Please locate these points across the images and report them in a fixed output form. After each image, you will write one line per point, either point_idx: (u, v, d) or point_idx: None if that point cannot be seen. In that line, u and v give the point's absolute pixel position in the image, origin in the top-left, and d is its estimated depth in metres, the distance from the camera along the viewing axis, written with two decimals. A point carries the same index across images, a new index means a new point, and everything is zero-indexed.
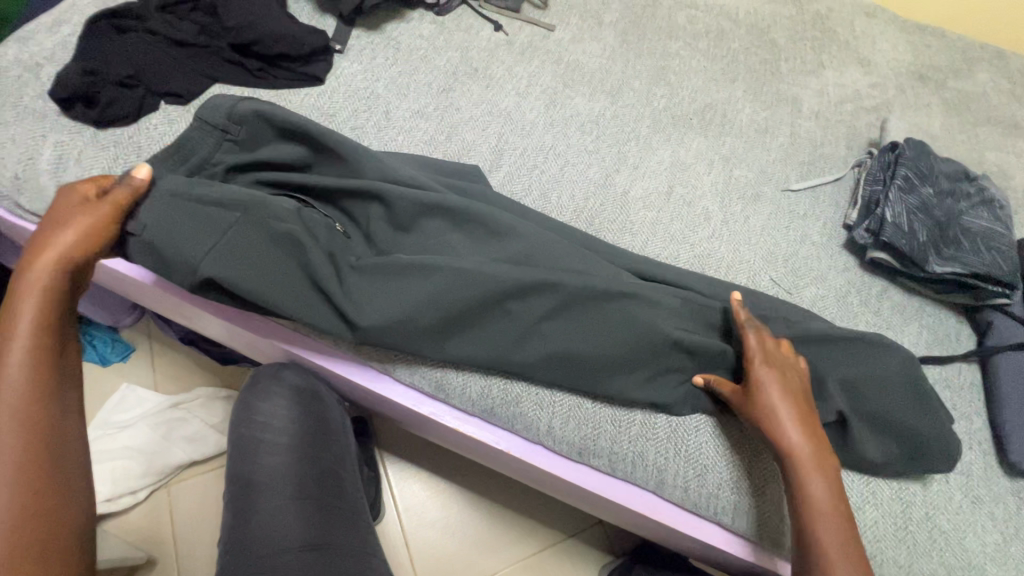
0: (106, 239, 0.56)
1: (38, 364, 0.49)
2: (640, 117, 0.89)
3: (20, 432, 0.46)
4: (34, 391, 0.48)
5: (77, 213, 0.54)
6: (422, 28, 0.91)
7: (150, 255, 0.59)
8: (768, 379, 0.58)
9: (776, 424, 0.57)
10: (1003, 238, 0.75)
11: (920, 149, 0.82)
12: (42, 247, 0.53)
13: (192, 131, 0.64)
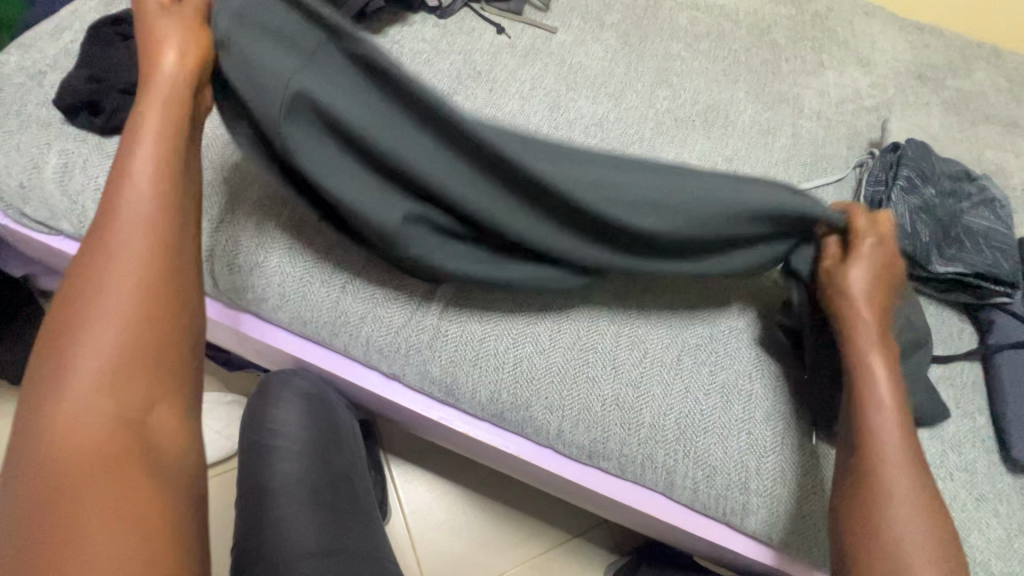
0: (203, 63, 0.55)
1: (145, 245, 0.49)
2: (643, 119, 0.90)
3: (139, 287, 0.48)
4: (163, 219, 0.50)
5: (166, 24, 0.54)
6: (425, 31, 0.91)
7: None
8: (854, 265, 0.57)
9: (852, 301, 0.57)
10: (1005, 237, 0.76)
11: (920, 150, 0.82)
12: (152, 59, 0.53)
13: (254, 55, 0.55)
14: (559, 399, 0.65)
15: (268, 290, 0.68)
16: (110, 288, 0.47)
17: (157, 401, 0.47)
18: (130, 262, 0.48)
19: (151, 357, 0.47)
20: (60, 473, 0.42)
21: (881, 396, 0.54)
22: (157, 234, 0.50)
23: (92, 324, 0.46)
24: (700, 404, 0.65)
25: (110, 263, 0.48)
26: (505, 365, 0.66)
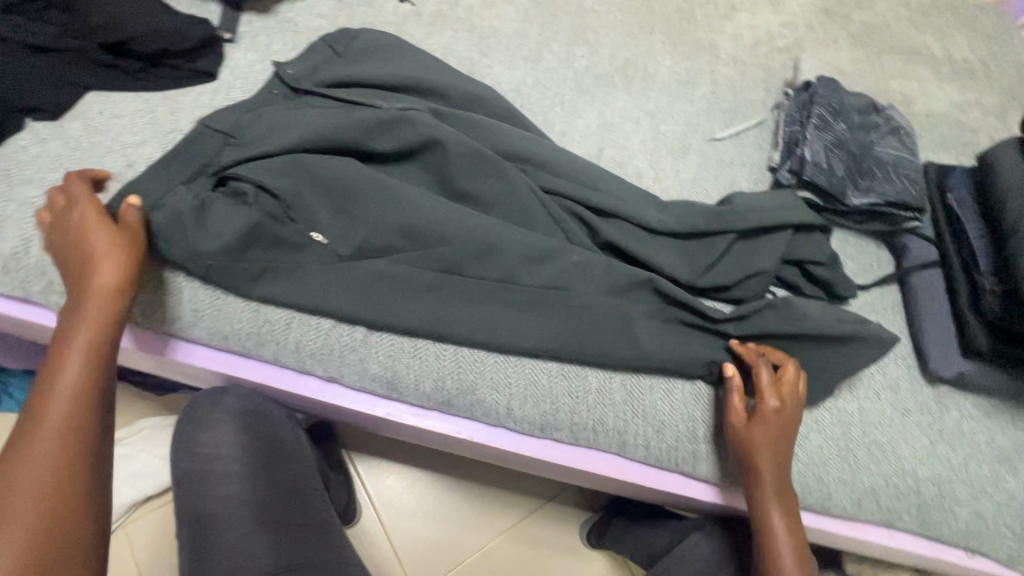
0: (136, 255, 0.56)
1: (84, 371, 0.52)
2: (563, 80, 0.87)
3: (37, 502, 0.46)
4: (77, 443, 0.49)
5: (108, 239, 0.55)
6: (320, 5, 0.84)
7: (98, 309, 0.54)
8: (753, 424, 0.60)
9: (745, 452, 0.60)
10: (912, 164, 0.79)
11: (831, 86, 0.84)
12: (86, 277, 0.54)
13: (201, 139, 0.66)
14: (506, 379, 0.65)
15: (180, 307, 0.62)
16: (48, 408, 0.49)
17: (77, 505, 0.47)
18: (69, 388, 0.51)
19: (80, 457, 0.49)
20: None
21: (783, 547, 0.60)
22: (99, 368, 0.53)
23: (27, 444, 0.48)
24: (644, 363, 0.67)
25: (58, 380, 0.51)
26: (444, 353, 0.65)
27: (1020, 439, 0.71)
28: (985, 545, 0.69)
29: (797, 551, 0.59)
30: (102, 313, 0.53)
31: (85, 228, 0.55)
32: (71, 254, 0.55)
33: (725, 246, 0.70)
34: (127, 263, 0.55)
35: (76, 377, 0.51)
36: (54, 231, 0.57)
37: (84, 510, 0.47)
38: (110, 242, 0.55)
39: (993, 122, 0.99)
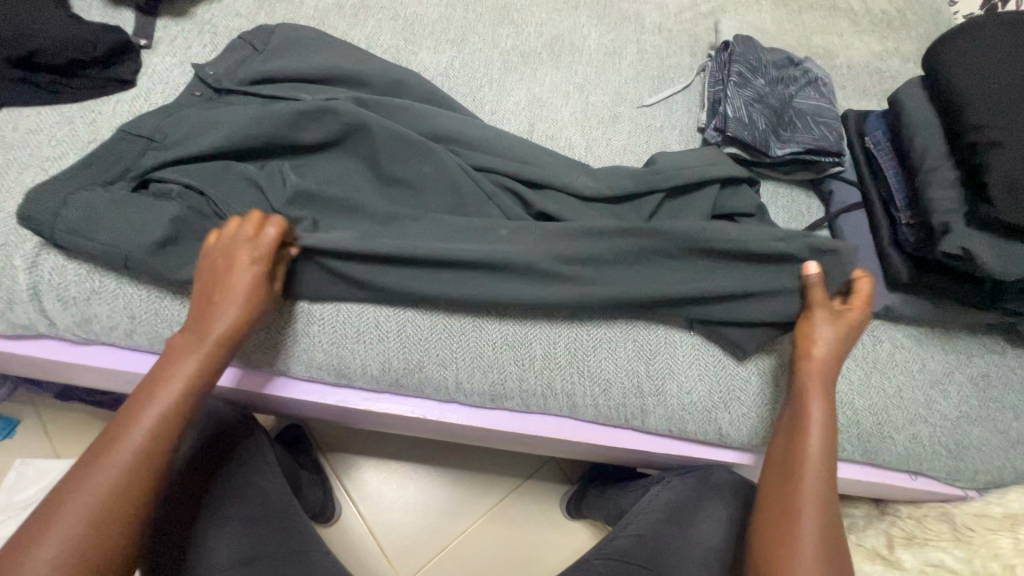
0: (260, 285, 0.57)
1: (179, 400, 0.53)
2: (490, 61, 0.88)
3: (99, 499, 0.47)
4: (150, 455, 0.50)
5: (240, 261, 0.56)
6: (238, 5, 0.83)
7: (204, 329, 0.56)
8: (820, 323, 0.62)
9: (803, 345, 0.62)
10: (829, 112, 0.82)
11: (749, 44, 0.86)
12: (229, 287, 0.56)
13: (118, 145, 0.66)
14: (451, 352, 0.66)
15: (114, 314, 0.62)
16: (145, 420, 0.51)
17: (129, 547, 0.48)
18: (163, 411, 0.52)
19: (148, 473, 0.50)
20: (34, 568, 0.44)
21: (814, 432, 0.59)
22: (189, 400, 0.53)
23: (118, 435, 0.50)
24: (586, 326, 0.68)
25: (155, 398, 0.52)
26: (389, 336, 0.66)
27: (949, 361, 0.75)
28: (923, 464, 0.72)
29: (825, 460, 0.58)
30: (209, 352, 0.55)
31: (242, 266, 0.56)
32: (218, 280, 0.56)
33: (655, 205, 0.72)
34: (251, 290, 0.57)
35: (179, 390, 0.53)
36: (221, 250, 0.57)
37: (131, 521, 0.48)
38: (254, 291, 0.57)
39: (911, 68, 1.03)
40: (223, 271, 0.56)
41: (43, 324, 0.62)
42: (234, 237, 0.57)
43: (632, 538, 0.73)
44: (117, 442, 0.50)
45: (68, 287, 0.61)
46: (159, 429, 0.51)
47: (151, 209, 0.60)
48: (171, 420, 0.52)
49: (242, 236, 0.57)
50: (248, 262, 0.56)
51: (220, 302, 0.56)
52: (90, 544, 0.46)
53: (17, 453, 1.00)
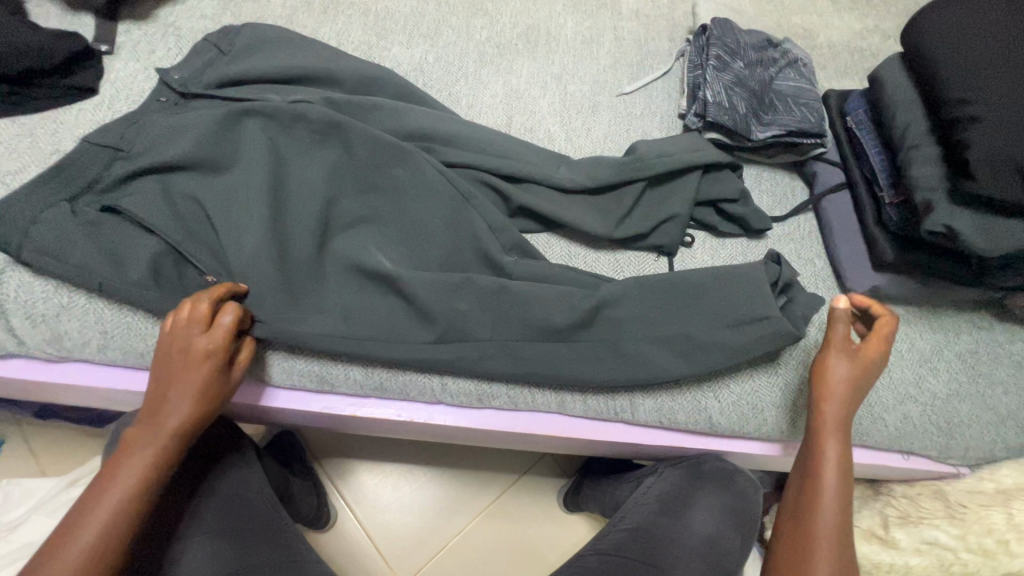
0: (212, 374, 0.55)
1: (127, 498, 0.52)
2: (464, 54, 0.87)
3: None
4: (105, 545, 0.50)
5: (194, 347, 0.54)
6: (202, 6, 0.81)
7: (155, 416, 0.55)
8: (836, 357, 0.60)
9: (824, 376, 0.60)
10: (810, 93, 0.81)
11: (726, 26, 0.85)
12: (183, 374, 0.54)
13: (80, 155, 0.64)
14: None
15: (85, 329, 0.60)
16: (93, 523, 0.51)
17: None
18: (109, 510, 0.51)
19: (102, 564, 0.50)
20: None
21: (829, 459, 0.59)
22: (145, 492, 0.53)
23: (75, 527, 0.51)
24: None
25: (104, 498, 0.52)
26: None
27: (937, 340, 0.74)
28: (915, 444, 0.72)
29: (842, 490, 0.58)
30: (166, 444, 0.54)
31: (195, 353, 0.54)
32: (173, 375, 0.54)
33: (636, 195, 0.71)
34: (206, 379, 0.55)
35: (134, 481, 0.52)
36: (176, 337, 0.54)
37: None
38: (213, 381, 0.55)
39: (891, 45, 1.02)
40: (178, 362, 0.54)
41: (12, 343, 0.60)
42: (184, 325, 0.54)
43: (626, 533, 0.73)
44: (75, 530, 0.50)
45: (36, 304, 0.59)
46: (106, 531, 0.51)
47: (123, 229, 0.60)
48: (119, 522, 0.51)
49: (194, 324, 0.54)
50: (201, 350, 0.54)
51: (175, 388, 0.54)
52: None
53: (2, 474, 0.98)
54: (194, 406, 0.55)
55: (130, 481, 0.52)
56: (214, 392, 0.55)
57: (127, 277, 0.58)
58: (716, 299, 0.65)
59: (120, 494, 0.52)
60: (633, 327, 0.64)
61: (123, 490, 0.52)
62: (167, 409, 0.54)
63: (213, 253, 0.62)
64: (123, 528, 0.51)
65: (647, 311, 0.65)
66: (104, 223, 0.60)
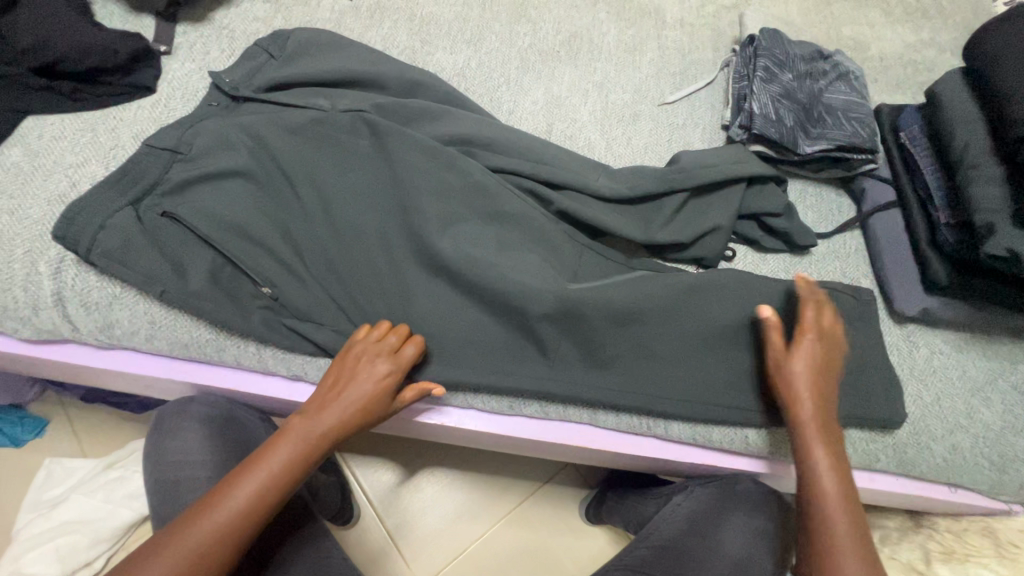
0: (383, 392, 0.59)
1: (264, 498, 0.53)
2: (507, 60, 0.87)
3: (192, 551, 0.49)
4: (242, 524, 0.52)
5: (375, 364, 0.58)
6: (255, 9, 0.84)
7: (313, 412, 0.57)
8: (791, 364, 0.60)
9: (790, 404, 0.59)
10: (862, 108, 0.78)
11: (775, 36, 0.83)
12: (353, 384, 0.58)
13: (138, 155, 0.65)
14: (466, 354, 0.65)
15: (135, 320, 0.62)
16: (205, 531, 0.50)
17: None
18: (233, 517, 0.51)
19: (234, 545, 0.51)
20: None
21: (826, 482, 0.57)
22: (287, 486, 0.55)
23: (222, 496, 0.52)
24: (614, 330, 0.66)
25: (255, 476, 0.54)
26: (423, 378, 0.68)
27: (990, 369, 0.71)
28: (965, 478, 0.68)
29: (846, 512, 0.56)
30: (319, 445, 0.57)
31: (375, 369, 0.58)
32: (346, 380, 0.58)
33: (678, 204, 0.70)
34: (375, 396, 0.58)
35: (282, 469, 0.54)
36: (364, 349, 0.59)
37: None
38: (378, 401, 0.59)
39: (948, 58, 0.98)
40: (352, 378, 0.58)
41: (65, 329, 0.62)
42: (376, 345, 0.60)
43: (652, 550, 0.72)
44: (226, 497, 0.52)
45: (91, 293, 0.62)
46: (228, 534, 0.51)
47: (177, 228, 0.62)
48: (260, 505, 0.53)
49: (385, 348, 0.60)
50: (382, 374, 0.58)
51: (340, 392, 0.58)
52: None
53: (46, 452, 1.02)
54: (354, 417, 0.58)
55: (254, 490, 0.53)
56: (374, 410, 0.59)
57: (186, 280, 0.61)
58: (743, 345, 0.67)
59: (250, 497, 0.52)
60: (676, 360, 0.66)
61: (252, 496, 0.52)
62: (332, 411, 0.57)
63: (260, 253, 0.63)
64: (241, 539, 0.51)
65: (686, 369, 0.66)
66: (163, 224, 0.62)
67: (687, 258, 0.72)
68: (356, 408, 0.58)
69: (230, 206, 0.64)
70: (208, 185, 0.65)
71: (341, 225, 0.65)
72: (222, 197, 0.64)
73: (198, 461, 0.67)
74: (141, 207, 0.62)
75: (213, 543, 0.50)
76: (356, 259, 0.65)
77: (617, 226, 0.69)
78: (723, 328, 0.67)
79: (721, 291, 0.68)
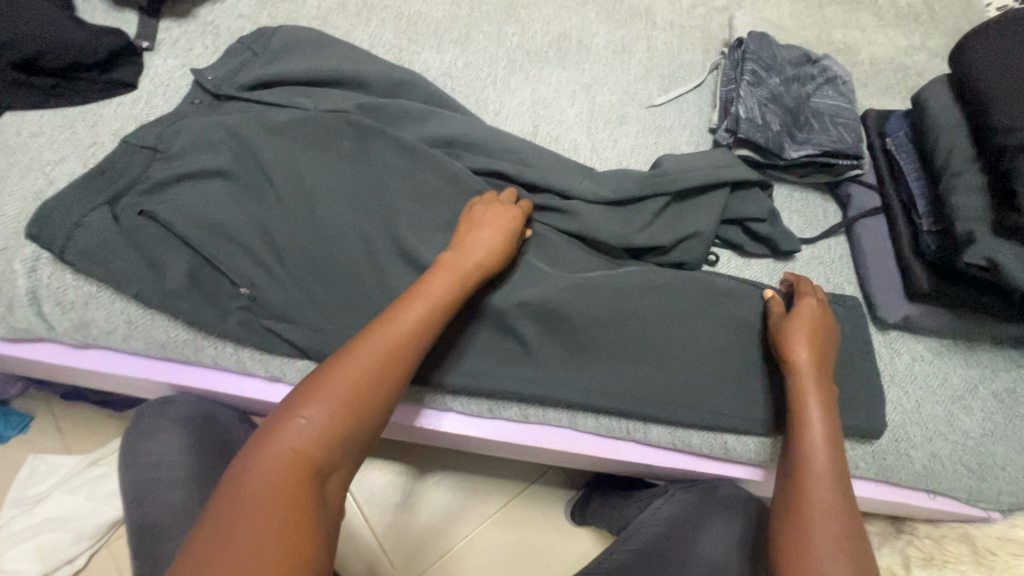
0: (518, 230, 0.63)
1: (428, 321, 0.54)
2: (494, 60, 0.86)
3: (369, 371, 0.49)
4: (411, 343, 0.52)
5: (502, 211, 0.63)
6: (240, 5, 0.83)
7: (461, 247, 0.60)
8: (792, 321, 0.63)
9: (788, 357, 0.61)
10: (848, 113, 0.78)
11: (763, 40, 0.83)
12: (489, 224, 0.62)
13: (117, 153, 0.65)
14: (446, 357, 0.65)
15: (112, 319, 0.62)
16: (388, 344, 0.51)
17: (328, 502, 0.44)
18: (399, 342, 0.51)
19: (406, 365, 0.51)
20: (231, 520, 0.40)
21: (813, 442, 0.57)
22: (448, 311, 0.55)
23: (387, 322, 0.52)
24: (594, 335, 0.66)
25: (414, 303, 0.54)
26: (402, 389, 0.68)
27: (970, 377, 0.71)
28: (944, 485, 0.68)
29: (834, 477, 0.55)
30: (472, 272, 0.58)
31: (507, 213, 0.63)
32: (482, 222, 0.62)
33: (660, 209, 0.70)
34: (509, 235, 0.62)
35: (439, 295, 0.55)
36: (490, 202, 0.64)
37: (374, 410, 0.48)
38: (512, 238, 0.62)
39: (938, 64, 0.98)
40: (486, 221, 0.62)
41: (41, 328, 0.62)
42: (497, 200, 0.65)
43: (632, 553, 0.71)
44: (393, 323, 0.52)
45: (67, 292, 0.61)
46: (398, 352, 0.51)
47: (155, 228, 0.62)
48: (426, 328, 0.53)
49: (506, 200, 0.65)
50: (512, 215, 0.63)
51: (481, 230, 0.61)
52: (344, 417, 0.47)
53: (30, 448, 1.02)
54: (495, 250, 0.60)
55: (418, 317, 0.53)
56: (511, 247, 0.62)
57: (164, 280, 0.60)
58: (723, 355, 0.67)
59: (419, 319, 0.53)
60: (654, 365, 0.66)
61: (418, 318, 0.53)
62: (477, 244, 0.60)
63: (238, 253, 0.63)
64: (413, 358, 0.52)
65: (666, 374, 0.66)
66: (140, 223, 0.62)
67: (670, 263, 0.72)
68: (497, 242, 0.61)
69: (209, 206, 0.63)
70: (187, 184, 0.64)
71: (321, 225, 0.65)
72: (200, 196, 0.64)
73: (175, 462, 0.66)
74: (118, 206, 0.62)
75: (387, 363, 0.50)
76: (335, 259, 0.64)
77: (599, 232, 0.69)
78: (701, 339, 0.68)
79: (694, 303, 0.69)
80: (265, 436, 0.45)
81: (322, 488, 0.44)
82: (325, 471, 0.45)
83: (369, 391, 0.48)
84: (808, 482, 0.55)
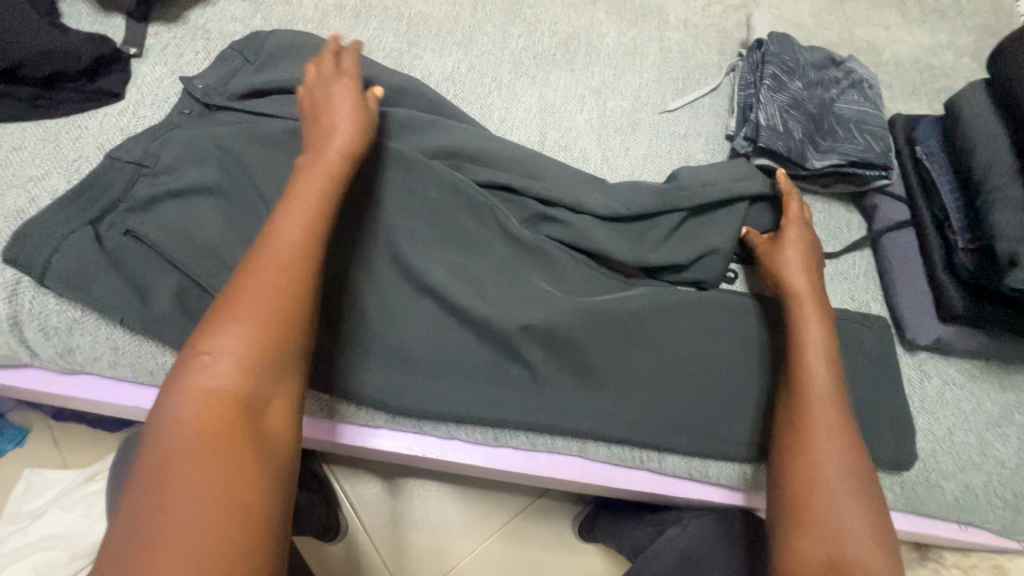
0: (358, 97, 0.58)
1: (312, 227, 0.48)
2: (499, 63, 0.82)
3: (266, 290, 0.44)
4: (305, 250, 0.47)
5: (334, 85, 0.58)
6: (233, 8, 0.79)
7: (312, 139, 0.55)
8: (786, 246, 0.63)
9: (784, 284, 0.61)
10: (875, 120, 0.74)
11: (785, 41, 0.78)
12: (330, 108, 0.56)
13: (101, 168, 0.61)
14: (449, 383, 0.62)
15: (97, 345, 0.59)
16: (276, 259, 0.45)
17: (269, 439, 0.40)
18: (292, 248, 0.46)
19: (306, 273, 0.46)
20: (172, 479, 0.36)
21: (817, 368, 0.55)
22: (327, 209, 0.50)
23: (270, 239, 0.46)
24: (605, 358, 0.63)
25: (293, 209, 0.48)
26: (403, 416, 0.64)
27: (1004, 402, 0.67)
28: (977, 517, 0.64)
29: (837, 404, 0.53)
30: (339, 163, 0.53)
31: (339, 92, 0.57)
32: (321, 107, 0.57)
33: (674, 224, 0.66)
34: (355, 108, 0.57)
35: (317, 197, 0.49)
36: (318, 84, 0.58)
37: (287, 331, 0.43)
38: (359, 111, 0.57)
39: (968, 63, 0.92)
40: (326, 104, 0.57)
41: (24, 354, 0.59)
42: (326, 75, 0.59)
43: None
44: (272, 239, 0.46)
45: (49, 317, 0.58)
46: (296, 259, 0.46)
47: (142, 248, 0.59)
48: (313, 234, 0.48)
49: (332, 72, 0.59)
50: (347, 89, 0.57)
51: (324, 115, 0.56)
52: (258, 344, 0.42)
53: (26, 463, 1.00)
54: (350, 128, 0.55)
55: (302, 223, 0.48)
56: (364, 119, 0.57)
57: (151, 304, 0.57)
58: (743, 380, 0.63)
59: (302, 225, 0.48)
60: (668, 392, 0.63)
61: (305, 222, 0.48)
62: (328, 132, 0.54)
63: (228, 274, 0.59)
64: (311, 264, 0.47)
65: (680, 400, 0.62)
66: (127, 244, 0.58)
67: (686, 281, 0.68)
68: (349, 122, 0.55)
69: (197, 224, 0.60)
70: (174, 201, 0.61)
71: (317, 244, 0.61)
72: (189, 213, 0.60)
73: None
74: (103, 226, 0.59)
75: (281, 278, 0.44)
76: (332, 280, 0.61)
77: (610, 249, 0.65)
78: (719, 363, 0.64)
79: (709, 324, 0.65)
80: (170, 386, 0.40)
81: (259, 422, 0.40)
82: (255, 408, 0.40)
83: (267, 308, 0.43)
84: (810, 418, 0.53)
